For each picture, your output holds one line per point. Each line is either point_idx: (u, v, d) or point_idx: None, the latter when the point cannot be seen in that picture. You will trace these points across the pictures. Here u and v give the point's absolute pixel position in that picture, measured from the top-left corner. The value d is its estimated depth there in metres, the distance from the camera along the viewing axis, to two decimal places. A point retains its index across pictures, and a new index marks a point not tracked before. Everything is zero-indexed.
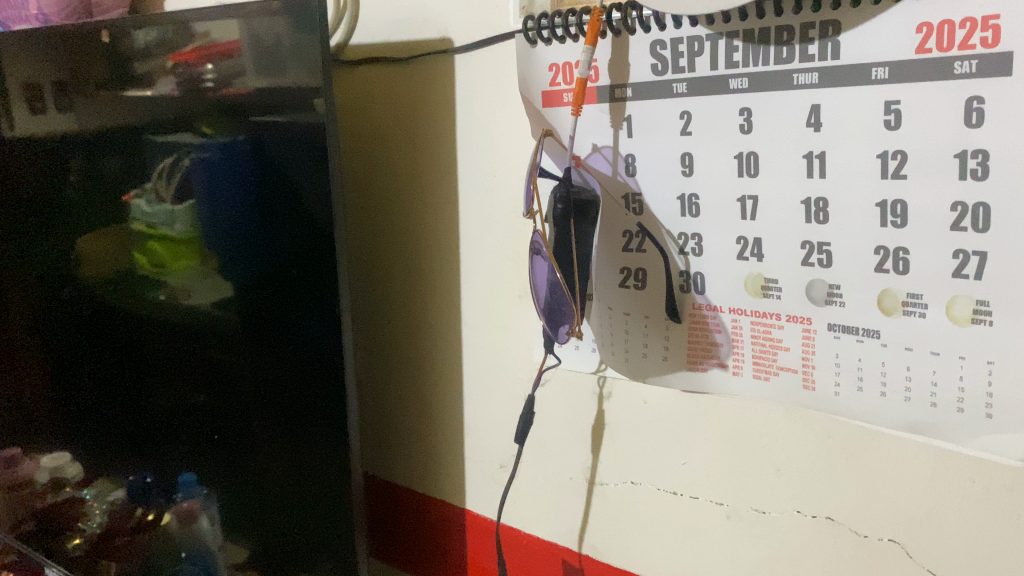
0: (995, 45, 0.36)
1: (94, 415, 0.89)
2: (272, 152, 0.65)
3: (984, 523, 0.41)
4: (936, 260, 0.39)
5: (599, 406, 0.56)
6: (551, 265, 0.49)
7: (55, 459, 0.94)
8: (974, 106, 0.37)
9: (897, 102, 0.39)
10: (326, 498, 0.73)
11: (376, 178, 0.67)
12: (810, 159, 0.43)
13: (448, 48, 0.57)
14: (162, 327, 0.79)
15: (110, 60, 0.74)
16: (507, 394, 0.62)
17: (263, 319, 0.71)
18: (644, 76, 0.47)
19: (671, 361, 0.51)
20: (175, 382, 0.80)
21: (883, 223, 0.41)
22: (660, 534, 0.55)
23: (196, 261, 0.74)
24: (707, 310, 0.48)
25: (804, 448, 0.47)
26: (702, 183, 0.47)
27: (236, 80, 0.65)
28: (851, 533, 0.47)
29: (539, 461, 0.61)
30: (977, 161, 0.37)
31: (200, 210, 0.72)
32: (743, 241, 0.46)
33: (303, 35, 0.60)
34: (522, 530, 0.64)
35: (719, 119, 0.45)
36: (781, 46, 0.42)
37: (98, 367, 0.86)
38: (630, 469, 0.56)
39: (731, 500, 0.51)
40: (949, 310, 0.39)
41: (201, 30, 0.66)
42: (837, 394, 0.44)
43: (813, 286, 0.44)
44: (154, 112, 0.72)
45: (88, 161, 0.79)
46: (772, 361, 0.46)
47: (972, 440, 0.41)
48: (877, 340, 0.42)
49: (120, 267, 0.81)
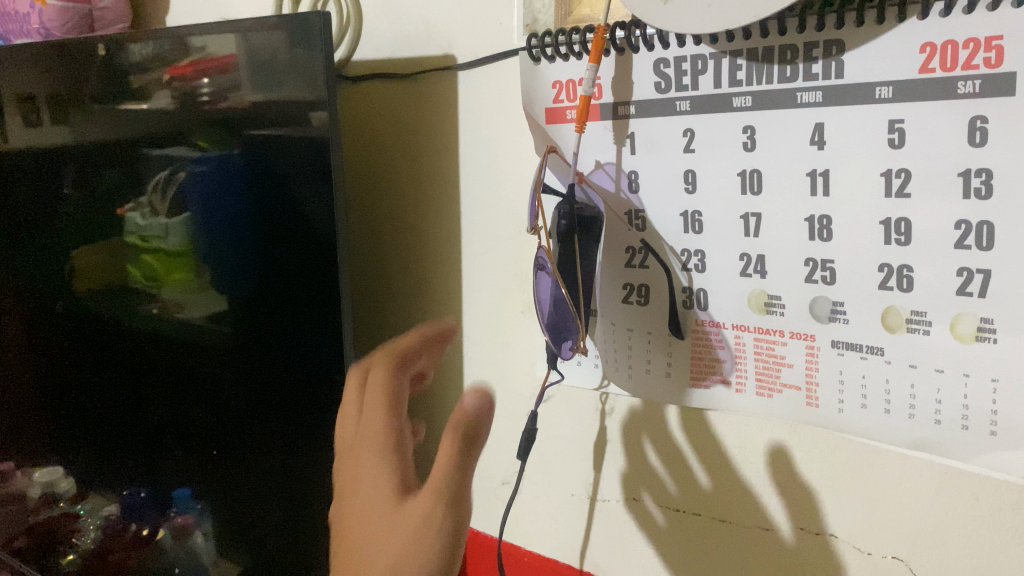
0: (998, 65, 0.36)
1: (88, 429, 0.88)
2: (266, 166, 0.65)
3: (989, 540, 0.42)
4: (940, 278, 0.40)
5: (601, 421, 0.57)
6: (558, 283, 0.49)
7: (48, 474, 0.93)
8: (977, 126, 0.37)
9: (900, 121, 0.39)
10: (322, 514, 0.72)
11: (378, 192, 0.67)
12: (813, 177, 0.43)
13: (451, 64, 0.58)
14: (156, 340, 0.79)
15: (106, 74, 0.74)
16: (508, 410, 0.62)
17: (260, 333, 0.71)
18: (648, 94, 0.47)
19: (675, 377, 0.51)
20: (169, 396, 0.80)
21: (886, 241, 0.41)
22: (663, 550, 0.56)
23: (191, 274, 0.74)
24: (711, 326, 0.49)
25: (808, 465, 0.48)
26: (705, 200, 0.47)
27: (232, 94, 0.65)
28: (855, 550, 0.47)
29: (541, 477, 0.61)
30: (981, 180, 0.38)
31: (196, 222, 0.72)
32: (747, 258, 0.46)
33: (299, 50, 0.60)
34: (524, 548, 0.64)
35: (722, 137, 0.45)
36: (784, 65, 0.42)
37: (92, 381, 0.86)
38: (634, 485, 0.56)
39: (736, 517, 0.52)
40: (952, 328, 0.40)
41: (197, 44, 0.66)
42: (841, 411, 0.45)
43: (816, 303, 0.44)
44: (150, 125, 0.72)
45: (85, 174, 0.79)
46: (775, 378, 0.46)
47: (976, 457, 0.41)
48: (881, 357, 0.42)
49: (113, 279, 0.81)
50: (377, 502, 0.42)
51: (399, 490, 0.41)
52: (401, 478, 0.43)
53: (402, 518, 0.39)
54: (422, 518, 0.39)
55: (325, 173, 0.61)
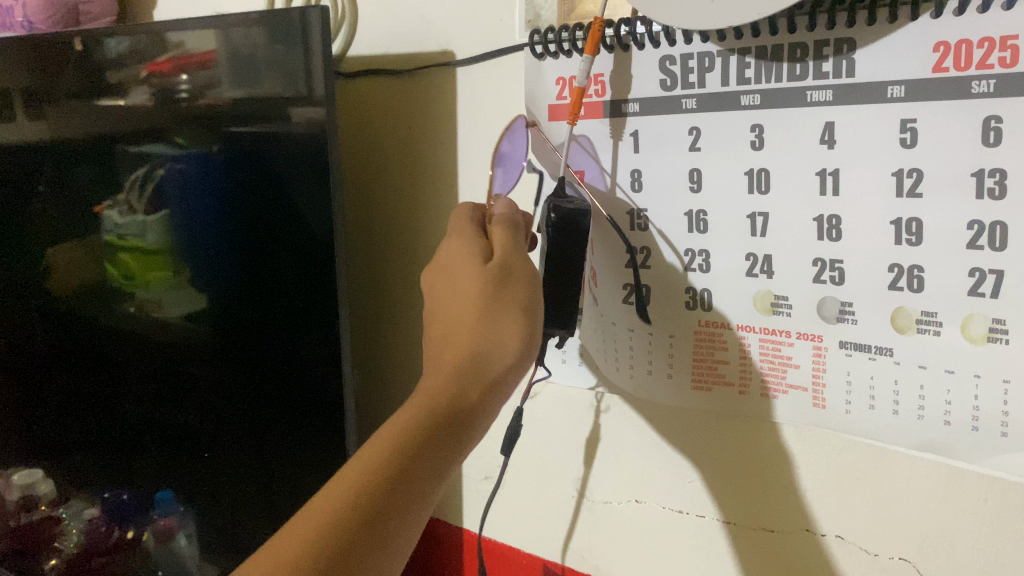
0: (1013, 65, 0.36)
1: (66, 430, 0.86)
2: (248, 162, 0.64)
3: (998, 542, 0.42)
4: (952, 279, 0.39)
5: (602, 422, 0.56)
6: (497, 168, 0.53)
7: (28, 476, 0.90)
8: (991, 126, 0.37)
9: (913, 120, 0.39)
10: None
11: (375, 187, 0.66)
12: (822, 176, 0.43)
13: (449, 61, 0.57)
14: (134, 341, 0.78)
15: (81, 69, 0.72)
16: (508, 411, 0.61)
17: (245, 334, 0.70)
18: (654, 91, 0.47)
19: (677, 379, 0.50)
20: (150, 397, 0.79)
21: (897, 241, 0.41)
22: (665, 553, 0.56)
23: (169, 273, 0.73)
24: (715, 327, 0.48)
25: (815, 466, 0.47)
26: (710, 200, 0.47)
27: (211, 91, 0.64)
28: (861, 551, 0.47)
29: (541, 479, 0.61)
30: (995, 180, 0.38)
31: (175, 220, 0.70)
32: (753, 258, 0.46)
33: (281, 46, 0.59)
34: (522, 550, 0.64)
35: (729, 136, 0.45)
36: (794, 63, 0.42)
37: (70, 381, 0.84)
38: (635, 487, 0.56)
39: (740, 519, 0.52)
40: (964, 329, 0.40)
41: (175, 40, 0.65)
42: (848, 412, 0.45)
43: (824, 304, 0.44)
44: (127, 122, 0.71)
45: (62, 172, 0.77)
46: (782, 378, 0.46)
47: (986, 459, 0.41)
48: (890, 358, 0.42)
49: (89, 279, 0.79)
50: (461, 273, 0.41)
51: (485, 263, 0.41)
52: (476, 252, 0.42)
53: (502, 286, 0.40)
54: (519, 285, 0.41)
55: (315, 172, 0.61)
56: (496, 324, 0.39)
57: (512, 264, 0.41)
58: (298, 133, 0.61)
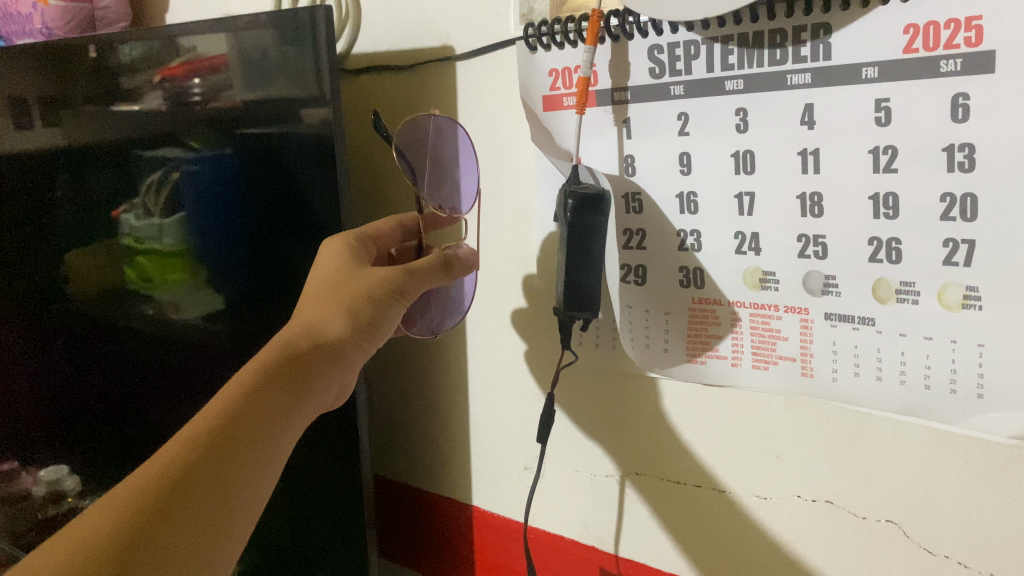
0: (978, 44, 0.38)
1: (92, 427, 0.89)
2: (257, 162, 0.67)
3: (978, 500, 0.44)
4: (927, 249, 0.41)
5: (603, 398, 0.59)
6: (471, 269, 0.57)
7: (54, 472, 0.93)
8: (960, 103, 0.39)
9: (886, 100, 0.41)
10: (318, 508, 0.72)
11: (385, 178, 0.68)
12: (804, 156, 0.45)
13: (449, 55, 0.59)
14: (151, 342, 0.81)
15: (97, 75, 0.75)
16: (515, 391, 0.64)
17: (258, 329, 0.73)
18: (644, 79, 0.49)
19: (672, 352, 0.53)
20: (166, 393, 0.81)
21: (875, 215, 0.43)
22: (665, 522, 0.58)
23: (187, 274, 0.76)
24: (708, 302, 0.50)
25: (803, 435, 0.50)
26: (700, 181, 0.49)
27: (223, 93, 0.67)
28: (850, 515, 0.49)
29: (548, 457, 0.64)
30: (964, 154, 0.39)
31: (190, 222, 0.73)
32: (742, 236, 0.48)
33: (291, 48, 0.61)
34: (530, 525, 0.66)
35: (717, 120, 0.47)
36: (774, 49, 0.44)
37: (95, 379, 0.87)
38: (635, 460, 0.59)
39: (735, 489, 0.54)
40: (940, 298, 0.42)
41: (188, 45, 0.68)
42: (835, 380, 0.46)
43: (810, 277, 0.46)
44: (142, 127, 0.74)
45: (78, 176, 0.80)
46: (772, 351, 0.48)
47: (963, 419, 0.43)
48: (872, 327, 0.44)
49: (110, 283, 0.82)
50: (318, 283, 0.49)
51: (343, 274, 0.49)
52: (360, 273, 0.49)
53: (359, 286, 0.47)
54: (379, 311, 0.47)
55: (322, 167, 0.63)
56: (340, 343, 0.44)
57: (398, 292, 0.48)
58: (307, 132, 0.63)
